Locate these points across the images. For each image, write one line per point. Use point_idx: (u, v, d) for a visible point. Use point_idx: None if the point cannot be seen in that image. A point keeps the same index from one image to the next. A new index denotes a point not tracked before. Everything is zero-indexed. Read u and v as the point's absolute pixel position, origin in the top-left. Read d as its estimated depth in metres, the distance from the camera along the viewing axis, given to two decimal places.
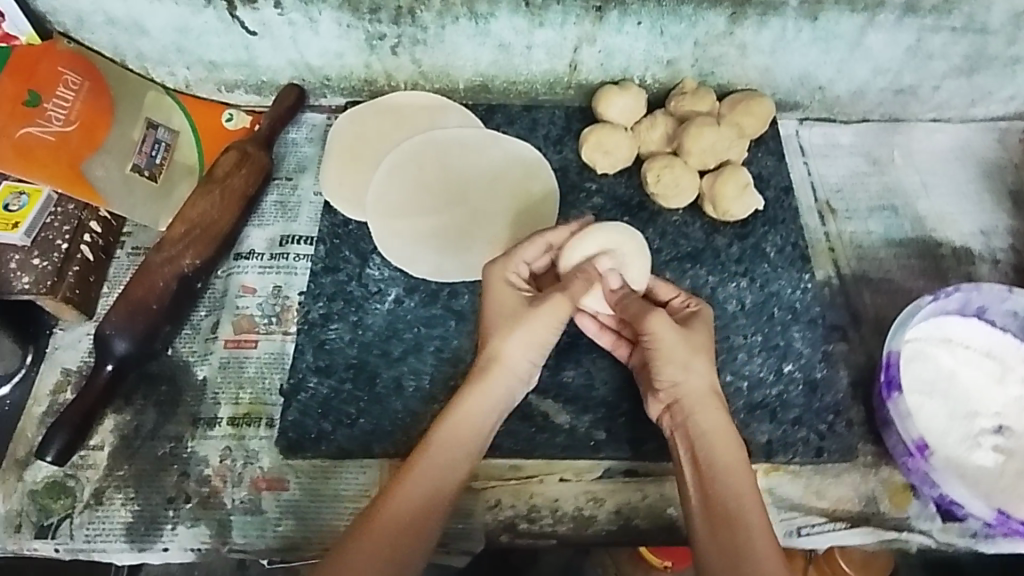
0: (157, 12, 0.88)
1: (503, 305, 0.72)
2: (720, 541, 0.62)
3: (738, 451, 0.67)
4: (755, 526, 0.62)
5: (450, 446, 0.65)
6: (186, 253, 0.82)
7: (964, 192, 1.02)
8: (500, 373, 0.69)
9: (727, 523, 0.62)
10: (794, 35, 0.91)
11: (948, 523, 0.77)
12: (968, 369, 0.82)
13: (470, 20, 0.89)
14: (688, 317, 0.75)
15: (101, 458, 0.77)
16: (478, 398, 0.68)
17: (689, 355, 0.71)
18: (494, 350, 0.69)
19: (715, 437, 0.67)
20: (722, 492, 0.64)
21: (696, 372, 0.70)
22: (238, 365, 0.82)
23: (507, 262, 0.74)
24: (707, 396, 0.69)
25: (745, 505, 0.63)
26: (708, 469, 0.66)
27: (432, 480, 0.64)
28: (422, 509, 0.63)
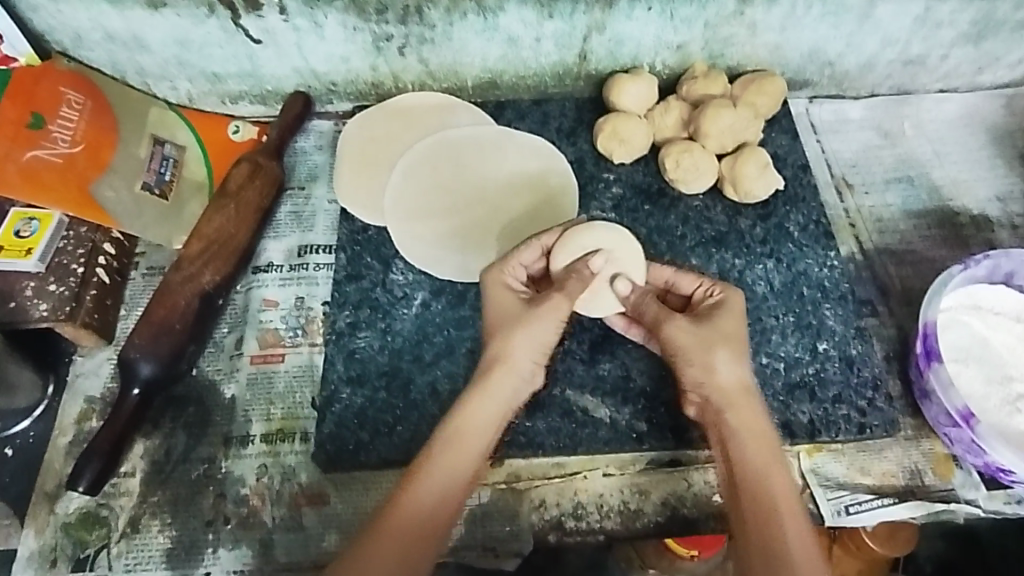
0: (157, 25, 0.86)
1: (502, 307, 0.69)
2: (758, 542, 0.59)
3: (770, 448, 0.64)
4: (792, 527, 0.60)
5: (459, 451, 0.62)
6: (205, 270, 0.81)
7: (977, 159, 1.02)
8: (505, 373, 0.65)
9: (762, 523, 0.60)
10: (804, 12, 0.91)
11: (994, 490, 0.76)
12: (1004, 334, 0.81)
13: (478, 15, 0.88)
14: (711, 307, 0.71)
15: (134, 485, 0.75)
16: (483, 400, 0.64)
17: (707, 350, 0.67)
18: (498, 350, 0.66)
19: (752, 436, 0.64)
20: (758, 492, 0.62)
21: (725, 366, 0.67)
22: (267, 380, 0.80)
23: (505, 265, 0.71)
24: (740, 394, 0.66)
25: (781, 505, 0.61)
26: (743, 468, 0.63)
27: (439, 487, 0.60)
28: (431, 518, 0.60)
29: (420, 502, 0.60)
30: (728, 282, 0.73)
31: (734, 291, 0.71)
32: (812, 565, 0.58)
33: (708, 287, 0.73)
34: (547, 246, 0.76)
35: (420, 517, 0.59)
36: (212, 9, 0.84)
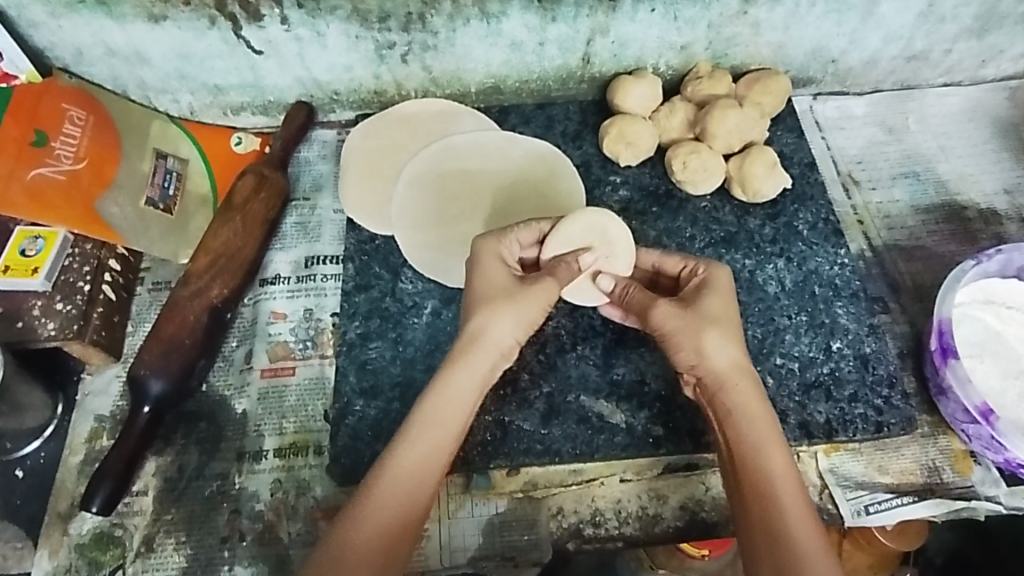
0: (157, 38, 0.85)
1: (490, 282, 0.69)
2: (758, 518, 0.61)
3: (767, 423, 0.65)
4: (789, 500, 0.61)
5: (436, 428, 0.64)
6: (213, 284, 0.80)
7: (983, 153, 1.02)
8: (482, 349, 0.67)
9: (759, 499, 0.61)
10: (807, 10, 0.91)
11: (1014, 486, 0.76)
12: (1017, 328, 0.81)
13: (481, 20, 0.87)
14: (697, 288, 0.71)
15: (147, 503, 0.75)
16: (462, 376, 0.66)
17: (699, 333, 0.68)
18: (477, 324, 0.68)
19: (745, 412, 0.65)
20: (757, 470, 0.62)
21: (718, 348, 0.67)
22: (279, 394, 0.79)
23: (500, 239, 0.72)
24: (733, 372, 0.67)
25: (779, 481, 0.62)
26: (741, 448, 0.64)
27: (418, 464, 0.62)
28: (412, 497, 0.61)
29: (400, 483, 0.61)
30: (712, 260, 0.74)
31: (718, 268, 0.72)
32: (811, 537, 0.59)
33: (693, 267, 0.74)
34: (543, 231, 0.76)
35: (401, 495, 0.61)
36: (213, 21, 0.83)
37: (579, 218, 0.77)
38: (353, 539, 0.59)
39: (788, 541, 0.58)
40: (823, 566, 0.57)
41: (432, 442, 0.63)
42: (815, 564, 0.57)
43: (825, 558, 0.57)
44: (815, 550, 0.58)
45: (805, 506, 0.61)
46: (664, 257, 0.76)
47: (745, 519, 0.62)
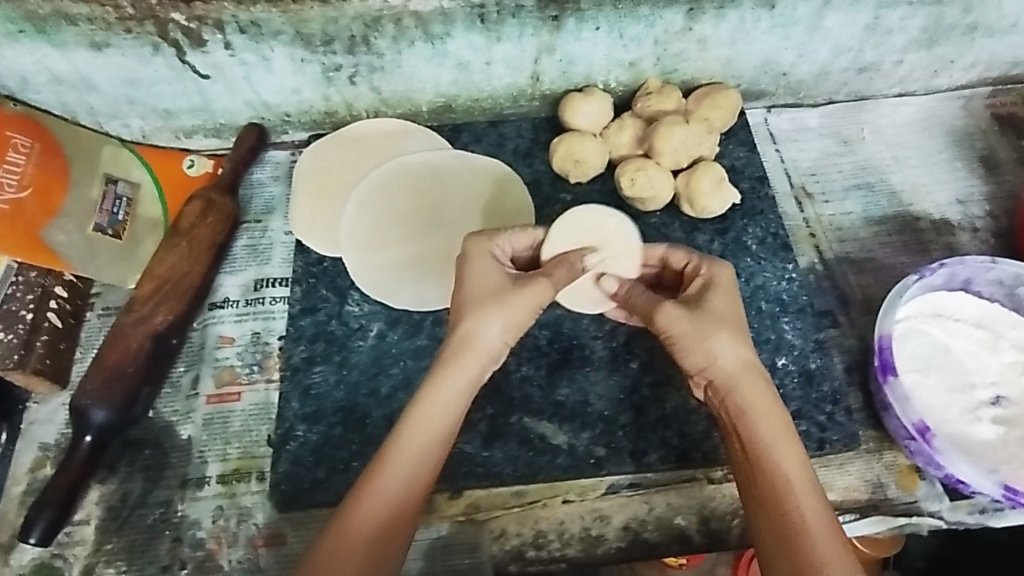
0: (102, 65, 0.85)
1: (481, 282, 0.71)
2: (776, 522, 0.61)
3: (781, 426, 0.65)
4: (802, 499, 0.62)
5: (428, 428, 0.65)
6: (158, 311, 0.80)
7: (936, 162, 1.02)
8: (473, 352, 0.69)
9: (777, 503, 0.62)
10: (752, 25, 0.91)
11: (957, 501, 0.77)
12: (964, 341, 0.81)
13: (426, 42, 0.87)
14: (701, 288, 0.72)
15: (89, 533, 0.75)
16: (453, 377, 0.67)
17: (706, 333, 0.69)
18: (469, 328, 0.69)
19: (758, 415, 0.66)
20: (769, 472, 0.63)
21: (725, 349, 0.68)
22: (223, 420, 0.80)
23: (490, 239, 0.75)
24: (743, 372, 0.67)
25: (795, 481, 0.63)
26: (753, 451, 0.65)
27: (412, 460, 0.64)
28: (405, 490, 0.63)
29: (396, 476, 0.63)
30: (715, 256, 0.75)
31: (719, 268, 0.73)
32: (828, 536, 0.60)
33: (695, 266, 0.75)
34: (537, 237, 0.79)
35: (397, 492, 0.63)
36: (157, 48, 0.84)
37: (570, 220, 0.81)
38: (354, 530, 0.61)
39: (805, 542, 0.59)
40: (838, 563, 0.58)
41: (422, 442, 0.64)
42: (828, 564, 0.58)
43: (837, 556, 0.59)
44: (827, 549, 0.59)
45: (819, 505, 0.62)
46: (668, 251, 0.77)
47: (762, 522, 0.62)
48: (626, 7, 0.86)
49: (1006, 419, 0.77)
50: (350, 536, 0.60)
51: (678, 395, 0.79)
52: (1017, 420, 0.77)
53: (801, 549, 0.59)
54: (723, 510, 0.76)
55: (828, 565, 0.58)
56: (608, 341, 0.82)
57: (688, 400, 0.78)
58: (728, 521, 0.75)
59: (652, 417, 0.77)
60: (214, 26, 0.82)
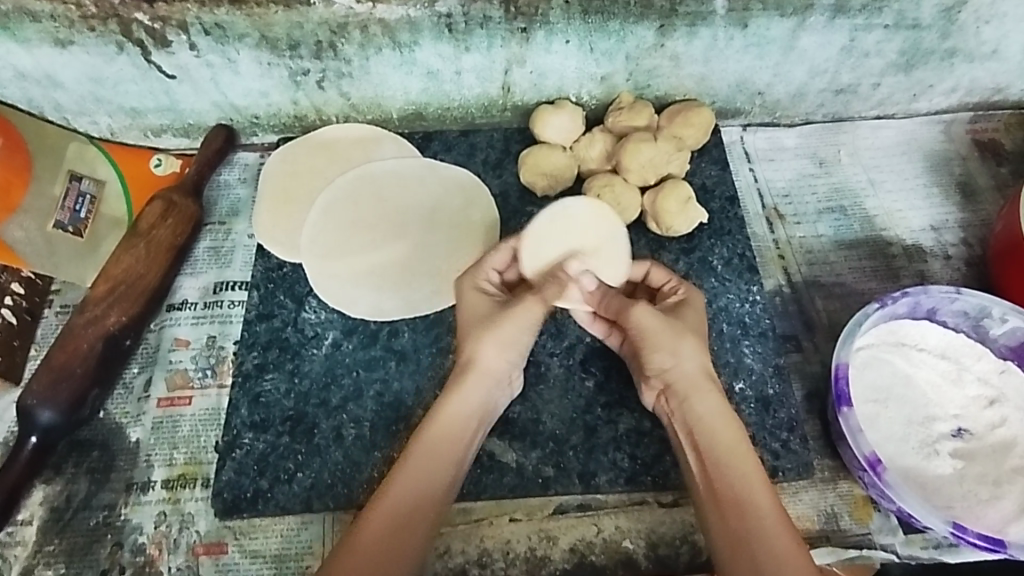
0: (67, 62, 0.85)
1: (474, 311, 0.73)
2: (735, 526, 0.61)
3: (735, 430, 0.66)
4: (763, 503, 0.62)
5: (439, 445, 0.66)
6: (111, 312, 0.80)
7: (913, 187, 1.00)
8: (477, 375, 0.69)
9: (733, 504, 0.62)
10: (725, 43, 0.90)
11: (910, 535, 0.75)
12: (927, 372, 0.80)
13: (394, 49, 0.87)
14: (676, 304, 0.74)
15: (30, 534, 0.74)
16: (459, 400, 0.68)
17: (677, 339, 0.70)
18: (470, 353, 0.70)
19: (714, 419, 0.67)
20: (728, 476, 0.64)
21: (689, 357, 0.69)
22: (172, 424, 0.79)
23: (477, 270, 0.76)
24: (700, 379, 0.68)
25: (753, 485, 0.63)
26: (712, 454, 0.65)
27: (424, 475, 0.64)
28: (418, 502, 0.63)
29: (408, 486, 0.63)
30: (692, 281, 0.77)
31: (694, 289, 0.76)
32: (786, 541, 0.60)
33: (675, 285, 0.76)
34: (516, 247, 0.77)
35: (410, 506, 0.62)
36: (121, 47, 0.84)
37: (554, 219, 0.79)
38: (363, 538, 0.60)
39: (765, 544, 0.60)
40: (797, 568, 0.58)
41: (433, 457, 0.65)
42: (791, 566, 0.58)
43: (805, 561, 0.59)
44: (793, 554, 0.59)
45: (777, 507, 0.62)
46: (650, 269, 0.78)
47: (723, 526, 0.62)
48: (596, 22, 0.86)
49: (963, 453, 0.76)
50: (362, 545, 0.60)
51: (630, 417, 0.78)
52: (975, 455, 0.76)
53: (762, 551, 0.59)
54: (672, 535, 0.74)
55: (786, 567, 0.58)
56: (564, 358, 0.80)
57: (641, 422, 0.78)
58: (676, 547, 0.74)
59: (603, 439, 0.77)
60: (177, 28, 0.82)
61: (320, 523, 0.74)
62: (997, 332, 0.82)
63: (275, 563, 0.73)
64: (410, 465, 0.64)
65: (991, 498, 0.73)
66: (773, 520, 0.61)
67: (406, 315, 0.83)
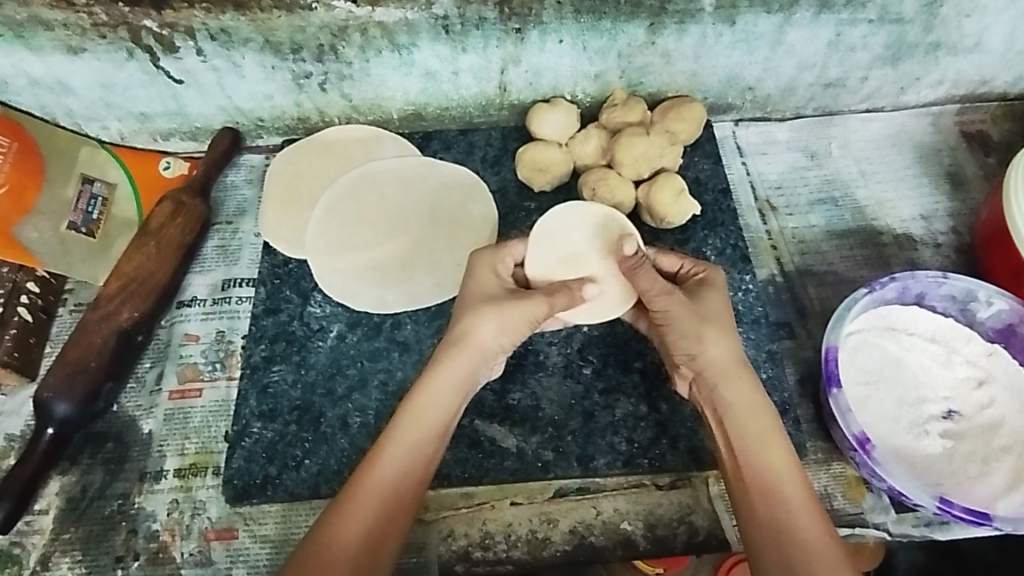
0: (79, 69, 0.89)
1: (481, 288, 0.74)
2: (764, 513, 0.63)
3: (764, 419, 0.68)
4: (791, 493, 0.64)
5: (419, 422, 0.67)
6: (123, 308, 0.82)
7: (902, 177, 1.02)
8: (466, 349, 0.71)
9: (765, 495, 0.64)
10: (715, 40, 0.92)
11: (902, 513, 0.77)
12: (918, 355, 0.81)
13: (393, 51, 0.89)
14: (699, 283, 0.75)
15: (47, 522, 0.77)
16: (444, 375, 0.70)
17: (699, 325, 0.71)
18: (463, 329, 0.71)
19: (741, 408, 0.68)
20: (756, 465, 0.66)
21: (715, 342, 0.71)
22: (183, 415, 0.82)
23: (496, 253, 0.76)
24: (727, 368, 0.70)
25: (781, 477, 0.65)
26: (740, 444, 0.67)
27: (404, 452, 0.66)
28: (402, 477, 0.65)
29: (395, 458, 0.65)
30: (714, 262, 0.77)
31: (715, 269, 0.76)
32: (814, 531, 0.62)
33: (691, 268, 0.77)
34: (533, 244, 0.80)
35: (390, 480, 0.65)
36: (130, 53, 0.87)
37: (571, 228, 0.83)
38: (349, 517, 0.62)
39: (794, 535, 0.61)
40: (827, 558, 0.60)
41: (415, 430, 0.67)
42: (819, 551, 0.60)
43: (835, 552, 0.60)
44: (822, 545, 0.61)
45: (806, 495, 0.64)
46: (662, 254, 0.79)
47: (754, 512, 0.64)
48: (588, 21, 0.88)
49: (954, 433, 0.78)
50: (348, 524, 0.62)
51: (627, 402, 0.80)
52: (966, 435, 0.78)
53: (789, 540, 0.61)
54: (670, 517, 0.76)
55: (818, 557, 0.60)
56: (563, 347, 0.83)
57: (638, 407, 0.80)
58: (673, 528, 0.76)
59: (601, 423, 0.79)
60: (185, 34, 0.85)
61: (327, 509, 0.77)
62: (984, 315, 0.84)
63: (283, 548, 0.75)
64: (397, 437, 0.66)
65: (980, 475, 0.75)
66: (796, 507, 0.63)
67: (408, 308, 0.85)
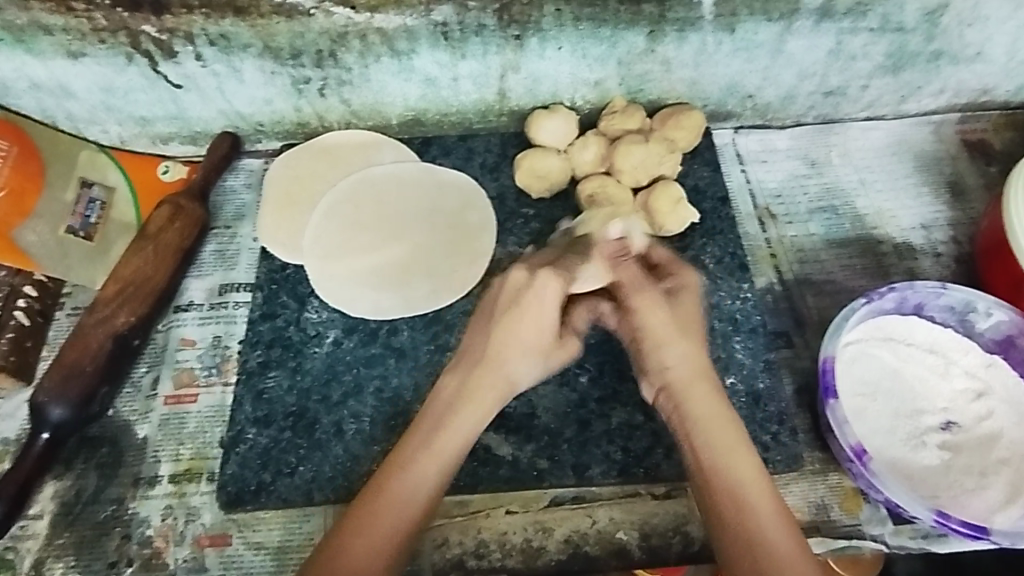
0: (79, 73, 0.89)
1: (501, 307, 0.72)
2: (736, 527, 0.63)
3: (734, 430, 0.67)
4: (764, 506, 0.64)
5: (439, 447, 0.68)
6: (119, 312, 0.82)
7: (903, 186, 1.02)
8: (492, 376, 0.71)
9: (737, 508, 0.64)
10: (715, 48, 0.92)
11: (899, 525, 0.77)
12: (916, 366, 0.81)
13: (392, 57, 0.89)
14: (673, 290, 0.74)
15: (41, 527, 0.77)
16: (469, 399, 0.70)
17: (676, 338, 0.71)
18: (487, 353, 0.72)
19: (709, 419, 0.67)
20: (726, 479, 0.65)
21: (681, 355, 0.70)
22: (179, 420, 0.82)
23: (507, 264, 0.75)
24: (696, 379, 0.69)
25: (754, 489, 0.65)
26: (711, 458, 0.66)
27: (428, 476, 0.66)
28: (421, 503, 0.65)
29: (415, 483, 0.66)
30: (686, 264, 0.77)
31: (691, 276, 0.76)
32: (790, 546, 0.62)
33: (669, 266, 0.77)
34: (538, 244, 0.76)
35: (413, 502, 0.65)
36: (130, 58, 0.87)
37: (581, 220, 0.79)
38: (364, 537, 0.63)
39: (769, 551, 0.61)
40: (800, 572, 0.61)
41: (439, 454, 0.67)
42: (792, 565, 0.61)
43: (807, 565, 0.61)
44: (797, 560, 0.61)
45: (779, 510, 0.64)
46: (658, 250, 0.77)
47: (724, 524, 0.64)
48: (588, 28, 0.88)
49: (952, 445, 0.77)
50: (362, 542, 0.62)
51: (623, 411, 0.80)
52: (964, 448, 0.77)
53: (764, 556, 0.61)
54: (664, 527, 0.76)
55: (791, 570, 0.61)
56: None
57: (633, 416, 0.79)
58: (668, 538, 0.75)
59: (597, 432, 0.78)
60: (184, 39, 0.86)
61: (320, 515, 0.76)
62: (984, 326, 0.83)
63: (276, 555, 0.75)
64: (417, 463, 0.66)
65: (977, 489, 0.75)
66: (771, 526, 0.63)
67: (405, 314, 0.85)
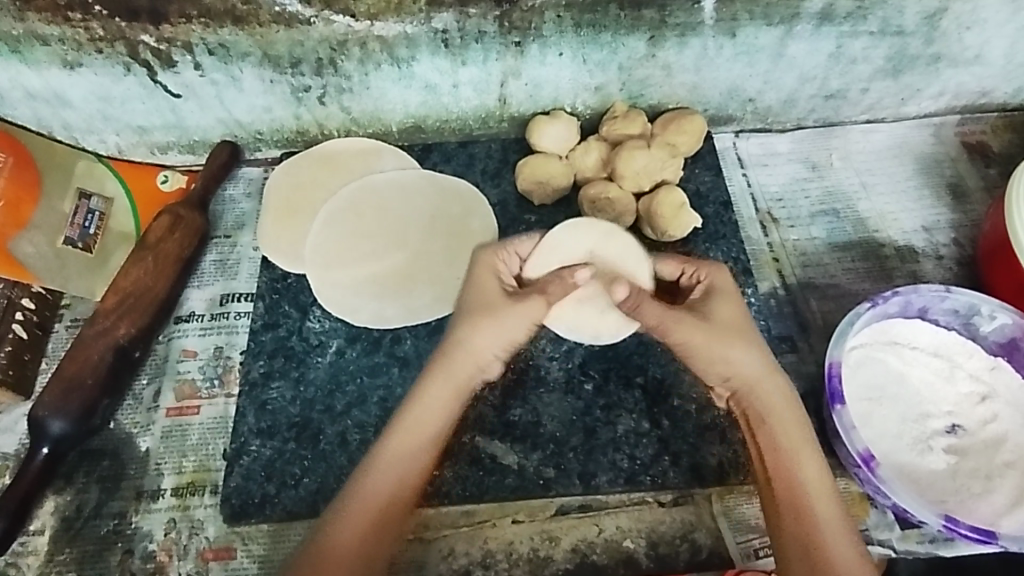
0: (76, 83, 0.88)
1: (479, 295, 0.73)
2: (796, 530, 0.64)
3: (799, 434, 0.68)
4: (821, 510, 0.64)
5: (413, 436, 0.67)
6: (119, 324, 0.82)
7: (904, 189, 1.02)
8: (464, 361, 0.71)
9: (797, 512, 0.64)
10: (715, 53, 0.92)
11: (906, 530, 0.77)
12: (921, 370, 0.81)
13: (392, 64, 0.89)
14: (704, 294, 0.74)
15: (42, 543, 0.76)
16: (438, 385, 0.69)
17: (722, 343, 0.70)
18: (459, 340, 0.71)
19: (783, 422, 0.68)
20: (790, 483, 0.66)
21: (745, 357, 0.70)
22: (181, 433, 0.81)
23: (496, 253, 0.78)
24: (761, 380, 0.70)
25: (815, 493, 0.65)
26: (775, 460, 0.67)
27: (398, 466, 0.66)
28: (392, 496, 0.65)
29: (384, 475, 0.65)
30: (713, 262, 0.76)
31: (717, 271, 0.75)
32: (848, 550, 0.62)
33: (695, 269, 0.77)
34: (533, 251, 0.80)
35: (385, 493, 0.65)
36: (128, 67, 0.87)
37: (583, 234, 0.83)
38: (340, 532, 0.63)
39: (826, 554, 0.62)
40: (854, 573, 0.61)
41: (409, 444, 0.67)
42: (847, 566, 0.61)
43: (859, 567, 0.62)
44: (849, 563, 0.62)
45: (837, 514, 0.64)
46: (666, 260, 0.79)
47: (782, 527, 0.65)
48: (588, 34, 0.88)
49: (958, 449, 0.77)
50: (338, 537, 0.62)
51: (629, 418, 0.79)
52: (970, 451, 0.77)
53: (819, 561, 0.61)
54: (672, 534, 0.76)
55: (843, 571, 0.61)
56: (563, 363, 0.82)
57: (639, 423, 0.79)
58: (676, 546, 0.75)
59: (603, 440, 0.78)
60: (183, 48, 0.85)
61: None
62: (987, 329, 0.83)
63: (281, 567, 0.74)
64: (389, 450, 0.66)
65: (984, 493, 0.74)
66: (832, 528, 0.63)
67: (408, 323, 0.85)
